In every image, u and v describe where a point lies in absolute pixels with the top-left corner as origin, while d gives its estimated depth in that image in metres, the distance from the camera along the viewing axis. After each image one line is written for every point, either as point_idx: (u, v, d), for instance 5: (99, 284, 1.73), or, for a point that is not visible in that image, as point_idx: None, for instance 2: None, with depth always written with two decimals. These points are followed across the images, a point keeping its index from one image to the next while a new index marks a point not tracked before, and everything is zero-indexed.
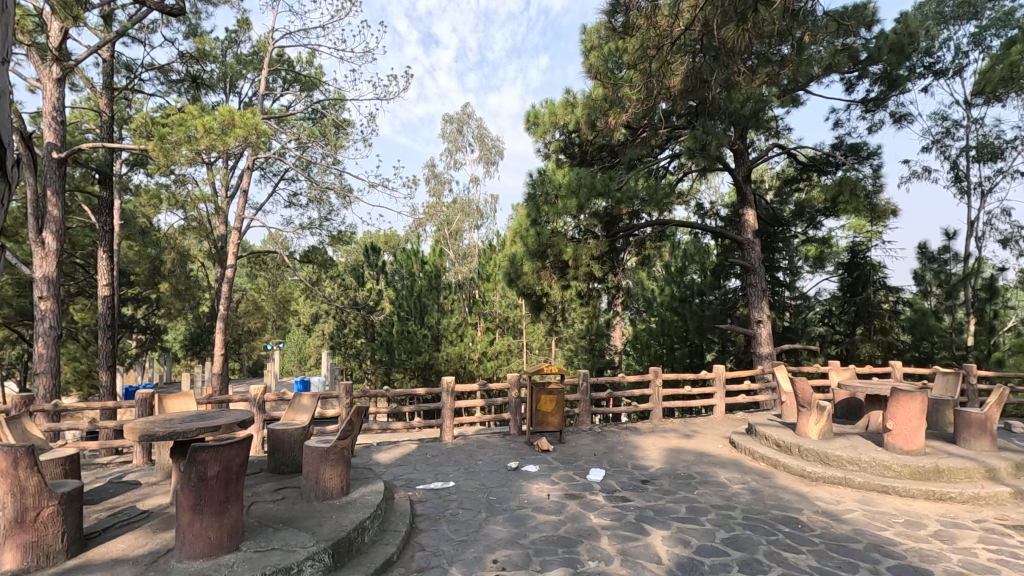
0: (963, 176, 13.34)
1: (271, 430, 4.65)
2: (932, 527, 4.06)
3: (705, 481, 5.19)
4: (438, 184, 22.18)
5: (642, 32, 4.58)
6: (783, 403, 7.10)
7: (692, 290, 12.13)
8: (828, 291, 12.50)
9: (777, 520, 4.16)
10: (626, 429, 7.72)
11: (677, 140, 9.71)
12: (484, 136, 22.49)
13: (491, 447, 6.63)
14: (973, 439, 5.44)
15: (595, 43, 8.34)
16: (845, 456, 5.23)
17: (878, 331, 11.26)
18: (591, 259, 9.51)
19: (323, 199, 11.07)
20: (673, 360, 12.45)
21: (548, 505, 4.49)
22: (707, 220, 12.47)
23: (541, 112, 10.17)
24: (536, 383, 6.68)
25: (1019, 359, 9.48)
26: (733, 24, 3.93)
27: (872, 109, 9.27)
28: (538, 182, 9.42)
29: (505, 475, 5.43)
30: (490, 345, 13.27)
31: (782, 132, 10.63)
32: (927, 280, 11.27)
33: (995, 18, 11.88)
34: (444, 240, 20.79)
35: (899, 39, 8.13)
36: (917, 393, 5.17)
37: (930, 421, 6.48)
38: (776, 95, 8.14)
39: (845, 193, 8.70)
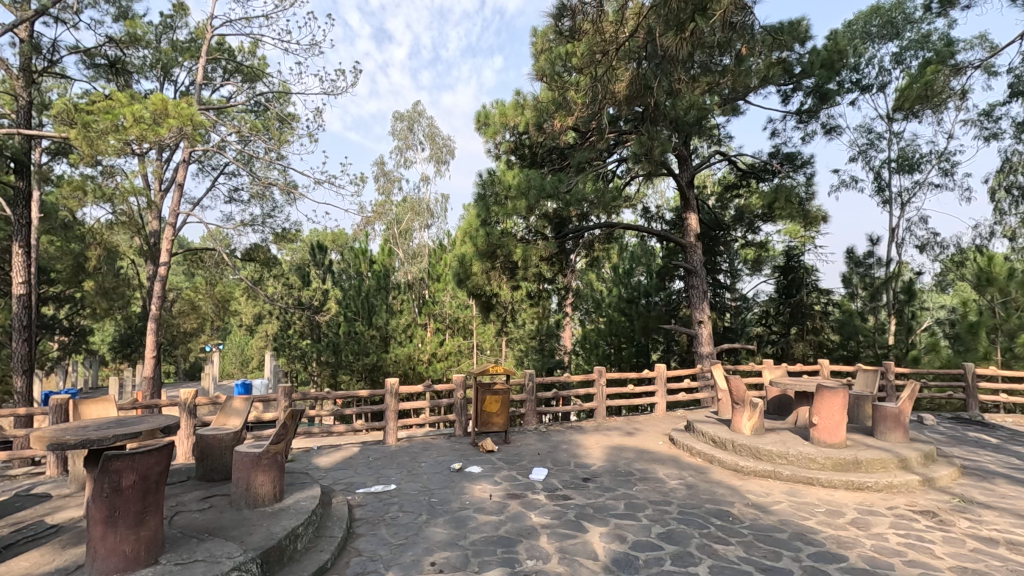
0: (885, 187, 14.30)
1: (199, 436, 4.42)
2: (850, 515, 4.32)
3: (644, 478, 5.32)
4: (388, 182, 21.86)
5: (589, 36, 4.63)
6: (720, 400, 7.37)
7: (638, 291, 12.50)
8: (765, 292, 13.12)
9: (710, 513, 4.32)
10: (571, 429, 7.79)
11: (624, 145, 9.95)
12: (436, 135, 22.32)
13: (435, 449, 6.56)
14: (889, 431, 5.82)
15: (543, 47, 8.36)
16: (775, 451, 5.48)
17: (810, 331, 11.96)
18: (541, 260, 9.59)
19: (266, 196, 10.59)
20: (620, 359, 12.78)
21: (490, 506, 4.49)
22: (653, 223, 12.82)
23: (491, 113, 10.19)
24: (481, 383, 6.65)
25: (931, 356, 10.26)
26: (673, 33, 4.04)
27: (805, 120, 9.79)
28: (488, 183, 9.47)
29: (448, 476, 5.39)
30: (440, 346, 13.14)
31: (724, 140, 11.09)
32: (853, 283, 12.06)
33: (913, 40, 12.79)
34: (393, 239, 20.48)
35: (829, 56, 8.59)
36: (840, 389, 5.48)
37: (852, 415, 6.88)
38: (717, 104, 8.44)
39: (781, 200, 9.18)
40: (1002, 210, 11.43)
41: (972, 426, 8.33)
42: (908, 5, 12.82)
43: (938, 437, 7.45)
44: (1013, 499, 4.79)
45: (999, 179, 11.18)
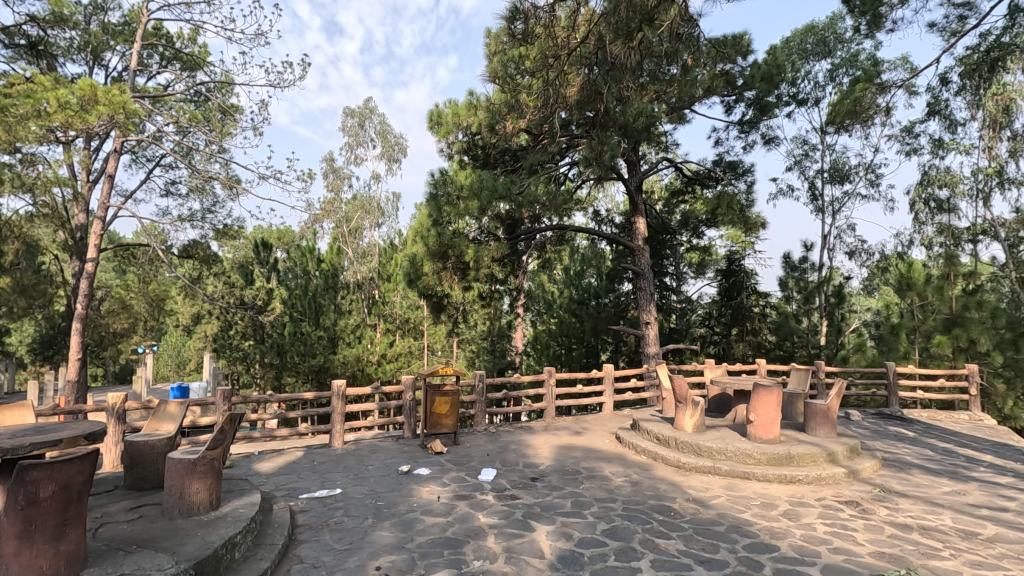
0: (818, 196, 15.12)
1: (129, 443, 4.15)
2: (782, 507, 4.55)
3: (591, 476, 5.42)
4: (337, 179, 21.36)
5: (541, 41, 4.65)
6: (664, 399, 7.59)
7: (589, 292, 12.74)
8: (709, 295, 13.62)
9: (653, 509, 4.45)
10: (520, 429, 7.86)
11: (575, 149, 10.09)
12: (388, 132, 21.98)
13: (383, 451, 6.45)
14: (818, 427, 6.17)
15: (497, 49, 8.39)
16: (714, 447, 5.70)
17: (750, 332, 12.53)
18: (492, 261, 9.59)
19: (206, 190, 10.10)
20: (571, 360, 12.97)
21: (438, 507, 4.46)
22: (603, 226, 13.07)
23: (444, 112, 10.13)
24: (430, 385, 6.60)
25: (858, 356, 10.94)
26: (621, 41, 4.16)
27: (747, 131, 10.24)
28: (440, 182, 9.40)
29: (396, 479, 5.31)
30: (390, 347, 12.96)
31: (670, 147, 11.44)
32: (789, 287, 12.70)
33: (844, 58, 13.61)
34: (342, 238, 20.00)
35: (769, 70, 9.01)
36: (774, 387, 5.77)
37: (785, 412, 7.25)
38: (665, 112, 8.69)
39: (723, 206, 9.57)
40: (920, 220, 12.33)
41: (893, 421, 8.93)
42: (839, 25, 13.62)
43: (863, 432, 7.95)
44: (926, 488, 5.17)
45: (919, 191, 12.01)
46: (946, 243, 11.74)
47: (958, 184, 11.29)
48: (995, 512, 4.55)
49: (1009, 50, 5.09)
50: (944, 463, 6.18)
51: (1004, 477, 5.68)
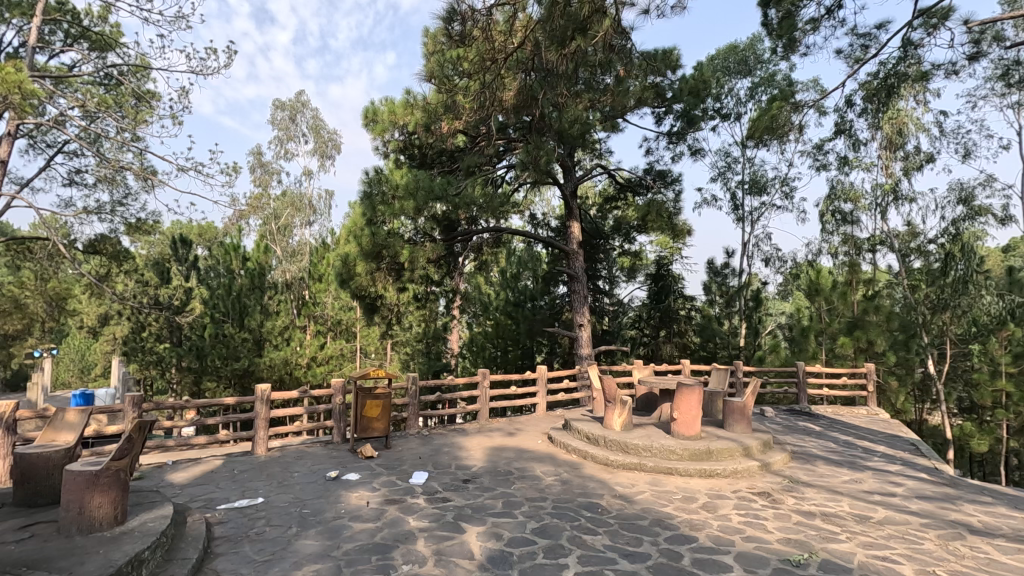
0: (739, 205, 16.03)
1: (18, 456, 3.78)
2: (702, 500, 4.80)
3: (522, 476, 5.48)
4: (266, 174, 20.43)
5: (478, 43, 4.66)
6: (594, 399, 7.79)
7: (525, 295, 12.89)
8: (639, 299, 14.10)
9: (581, 506, 4.57)
10: (454, 431, 7.82)
11: (512, 153, 10.19)
12: (321, 127, 21.28)
13: (310, 457, 6.22)
14: (736, 423, 6.54)
15: (435, 49, 8.32)
16: (641, 444, 5.92)
17: (677, 334, 13.14)
18: (428, 262, 9.49)
19: (117, 180, 9.33)
20: (506, 361, 13.17)
21: (367, 513, 4.36)
22: (539, 229, 13.27)
23: (380, 109, 9.94)
24: (361, 388, 6.46)
25: (773, 357, 11.72)
26: (555, 48, 4.26)
27: (675, 141, 10.72)
28: (375, 181, 9.18)
29: (323, 485, 5.14)
30: (320, 350, 12.71)
31: (604, 154, 11.76)
32: (713, 291, 13.44)
33: (762, 78, 14.53)
34: (270, 236, 19.16)
35: (696, 84, 9.48)
36: (696, 386, 6.07)
37: (706, 410, 7.64)
38: (599, 120, 8.92)
39: (653, 214, 9.98)
40: (828, 230, 13.34)
41: (801, 417, 9.63)
42: (759, 47, 14.52)
43: (775, 427, 8.52)
44: (829, 478, 5.61)
45: (827, 204, 13.00)
46: (849, 252, 12.79)
47: (859, 199, 12.33)
48: (885, 497, 5.02)
49: (902, 78, 5.63)
50: (844, 454, 6.73)
51: (895, 465, 6.26)
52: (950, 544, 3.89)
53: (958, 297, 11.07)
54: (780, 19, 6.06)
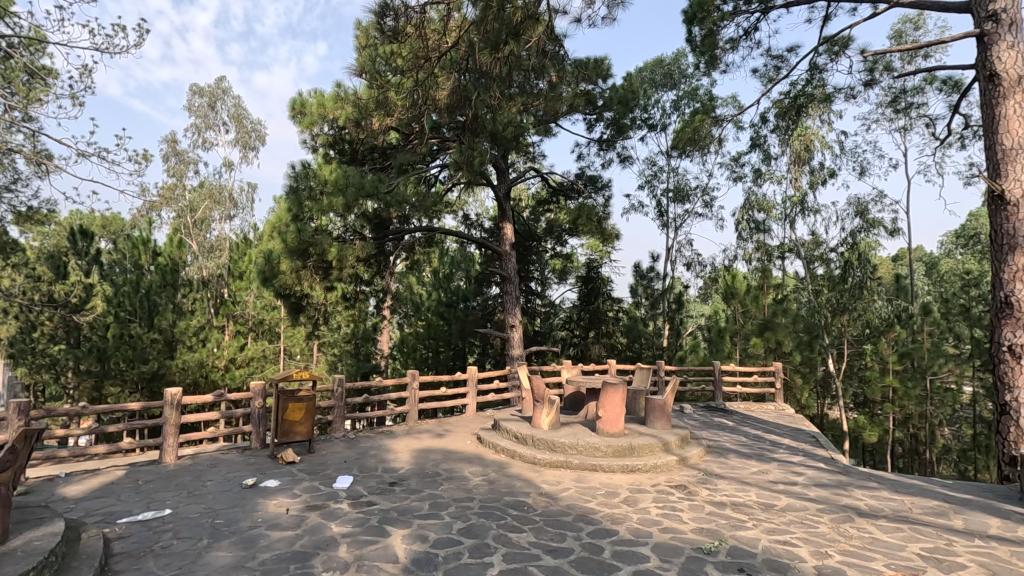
0: (664, 212, 16.76)
1: None
2: (623, 494, 4.99)
3: (450, 477, 5.47)
4: (181, 163, 19.15)
5: (412, 40, 4.62)
6: (523, 399, 7.89)
7: (457, 295, 12.84)
8: (569, 300, 14.41)
9: (508, 505, 4.62)
10: (381, 433, 7.67)
11: (445, 152, 10.14)
12: (243, 117, 20.20)
13: (225, 464, 5.89)
14: (656, 420, 6.84)
15: (367, 42, 8.12)
16: (567, 443, 6.06)
17: (605, 334, 13.53)
18: (358, 260, 9.24)
19: (3, 163, 8.40)
20: (437, 362, 13.08)
21: (286, 520, 4.19)
22: (472, 230, 13.27)
23: (308, 102, 9.58)
24: (282, 391, 6.17)
25: (692, 356, 12.37)
26: (488, 51, 4.28)
27: (605, 148, 11.06)
28: (302, 176, 8.77)
29: (238, 493, 4.88)
30: (240, 351, 12.23)
31: (537, 157, 11.93)
32: (639, 293, 13.99)
33: (686, 91, 15.29)
34: (185, 229, 17.99)
35: (625, 94, 9.83)
36: (619, 385, 6.29)
37: (630, 408, 7.94)
38: (532, 124, 9.03)
39: (583, 218, 10.25)
40: (743, 238, 14.20)
41: (717, 413, 10.20)
42: (683, 62, 15.26)
43: (693, 423, 8.98)
44: (739, 470, 5.99)
45: (743, 213, 13.85)
46: (761, 259, 13.68)
47: (771, 209, 13.24)
48: (787, 486, 5.43)
49: (810, 98, 6.15)
50: (754, 447, 7.21)
51: (797, 456, 6.79)
52: (841, 526, 4.27)
53: (855, 301, 12.12)
54: (702, 37, 6.49)
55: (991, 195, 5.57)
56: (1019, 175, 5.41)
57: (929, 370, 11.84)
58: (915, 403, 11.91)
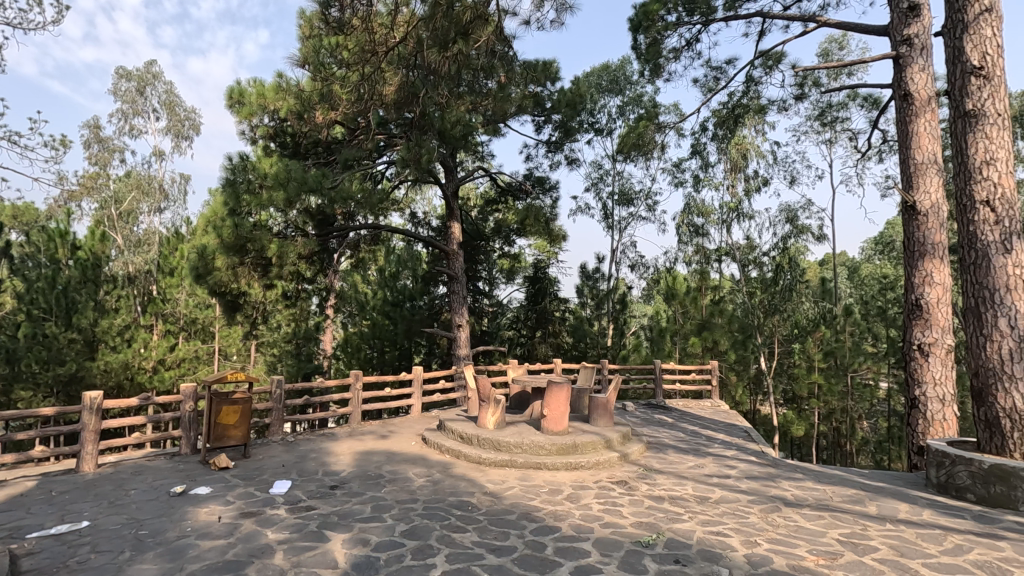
0: (609, 214, 17.14)
1: None
2: (566, 491, 5.08)
3: (393, 479, 5.38)
4: (105, 150, 17.93)
5: (358, 32, 4.53)
6: (469, 399, 7.87)
7: (403, 295, 12.64)
8: (517, 300, 14.50)
9: (452, 505, 4.61)
10: (322, 436, 7.45)
11: (393, 149, 9.99)
12: (176, 104, 19.12)
13: (151, 472, 5.55)
14: (599, 418, 6.99)
15: (311, 33, 7.88)
16: (512, 442, 6.10)
17: (551, 334, 13.69)
18: (299, 257, 8.94)
19: None
20: (382, 362, 12.91)
21: (218, 529, 4.01)
22: (419, 228, 13.12)
23: (247, 91, 9.18)
24: (216, 393, 5.89)
25: (635, 355, 12.72)
26: (436, 49, 4.25)
27: (553, 150, 11.20)
28: (240, 168, 8.35)
29: (165, 502, 4.61)
30: (170, 352, 11.67)
31: (486, 157, 11.94)
32: (585, 293, 14.26)
33: (631, 98, 15.71)
34: (108, 222, 16.83)
35: (573, 98, 9.99)
36: (564, 384, 6.39)
37: (574, 406, 8.08)
38: (481, 123, 9.01)
39: (531, 219, 10.34)
40: (683, 241, 14.72)
41: (657, 410, 10.54)
42: (628, 69, 15.68)
43: (635, 420, 9.24)
44: (677, 464, 6.22)
45: (684, 217, 14.36)
46: (700, 261, 14.23)
47: (710, 214, 13.80)
48: (721, 479, 5.69)
49: (746, 109, 6.50)
50: (691, 442, 7.51)
51: (730, 450, 7.12)
52: (769, 516, 4.52)
53: (784, 303, 12.84)
54: (647, 45, 6.70)
55: (904, 205, 6.03)
56: (929, 188, 5.88)
57: (850, 367, 12.69)
58: (837, 398, 12.74)
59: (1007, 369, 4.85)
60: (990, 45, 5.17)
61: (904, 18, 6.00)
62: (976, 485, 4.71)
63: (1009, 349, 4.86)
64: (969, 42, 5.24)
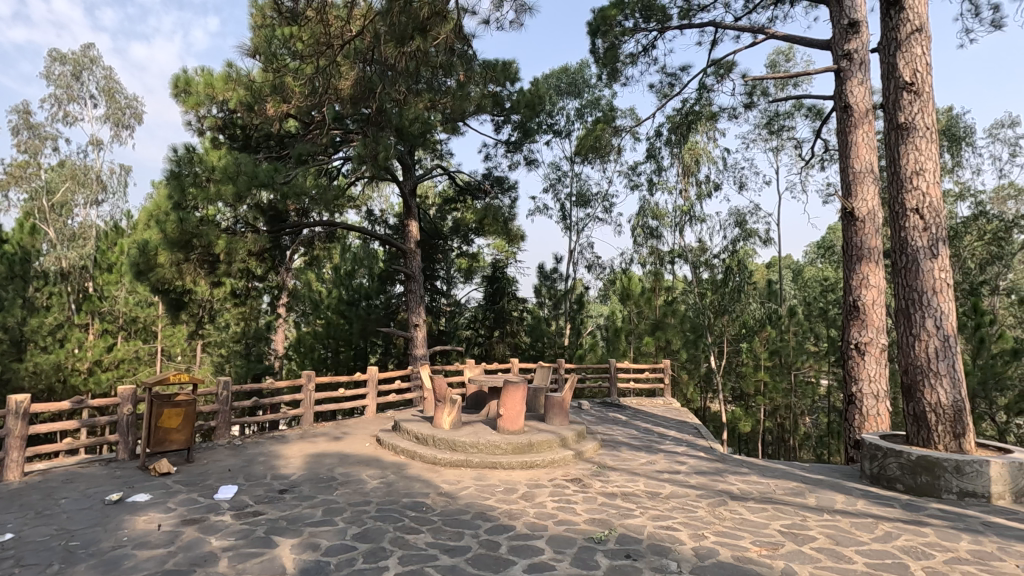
0: (567, 215, 17.33)
1: None
2: (521, 490, 5.10)
3: (346, 481, 5.27)
4: (36, 138, 16.82)
5: (313, 23, 4.42)
6: (425, 399, 7.80)
7: (358, 293, 12.39)
8: (475, 300, 14.46)
9: (406, 507, 4.55)
10: (272, 439, 7.22)
11: (349, 145, 9.78)
12: (115, 91, 18.10)
13: (84, 480, 5.23)
14: (555, 416, 7.06)
15: (263, 22, 7.62)
16: (467, 442, 6.07)
17: (509, 334, 13.73)
18: (249, 254, 8.62)
19: None
20: (337, 362, 12.63)
21: (157, 537, 3.82)
22: (376, 226, 12.90)
23: (194, 80, 8.77)
24: (156, 396, 5.60)
25: (591, 354, 12.92)
26: (393, 44, 4.19)
27: (512, 150, 11.23)
28: (185, 161, 7.77)
29: (99, 511, 4.36)
30: (108, 352, 11.11)
31: (445, 155, 11.85)
32: (542, 293, 14.37)
33: (589, 101, 15.93)
34: (39, 214, 15.77)
35: (532, 99, 10.02)
36: (520, 384, 6.42)
37: (530, 405, 8.13)
38: (440, 122, 8.94)
39: (489, 218, 10.34)
40: (638, 243, 15.03)
41: (612, 408, 10.73)
42: (586, 72, 15.89)
43: (590, 418, 9.38)
44: (630, 461, 6.35)
45: (640, 219, 14.67)
46: (654, 263, 14.57)
47: (664, 217, 14.13)
48: (671, 474, 5.85)
49: (699, 116, 6.70)
50: (643, 439, 7.68)
51: (681, 447, 7.32)
52: (716, 509, 4.67)
53: (734, 304, 13.31)
54: (605, 49, 6.81)
55: (844, 212, 6.35)
56: (866, 196, 6.22)
57: (794, 365, 13.29)
58: (781, 394, 13.30)
59: (933, 366, 5.18)
60: (921, 63, 5.51)
61: (845, 34, 6.30)
62: (905, 475, 5.01)
63: (935, 348, 5.20)
64: (902, 59, 5.57)
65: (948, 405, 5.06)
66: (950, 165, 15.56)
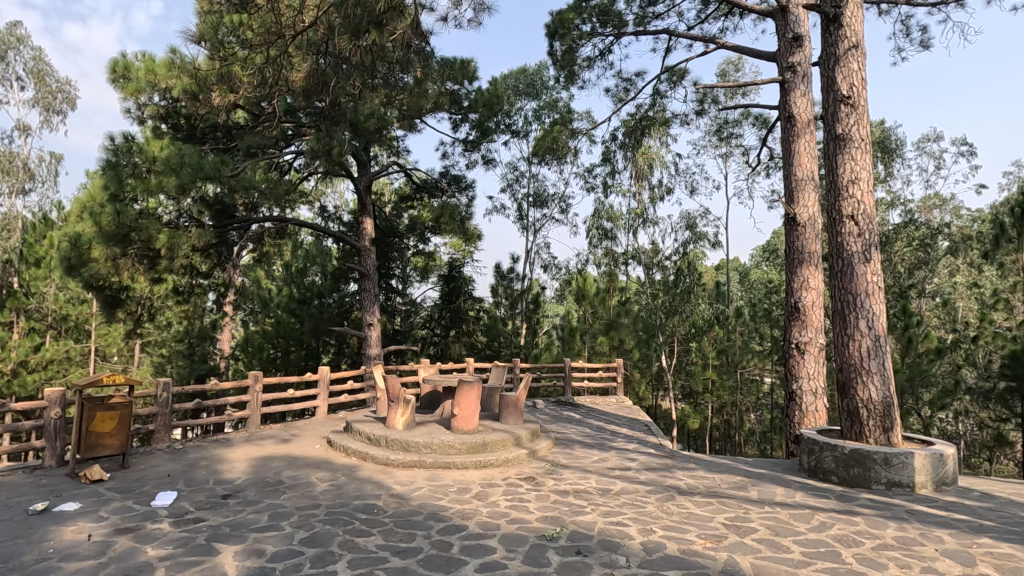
0: (524, 215, 17.42)
1: None
2: (474, 490, 5.09)
3: (294, 485, 5.13)
4: None
5: (262, 11, 4.32)
6: (378, 399, 7.68)
7: (310, 291, 12.06)
8: (431, 299, 14.33)
9: (356, 509, 4.47)
10: (216, 442, 6.94)
11: (301, 138, 9.51)
12: (45, 73, 16.94)
13: (5, 489, 4.88)
14: (510, 415, 7.09)
15: (210, 8, 7.30)
16: (420, 442, 6.01)
17: (465, 333, 13.69)
18: (193, 249, 8.25)
19: None
20: (287, 362, 12.25)
21: (87, 548, 3.61)
22: (329, 222, 12.60)
23: (134, 65, 8.30)
24: (89, 399, 5.28)
25: (546, 354, 13.03)
26: (348, 37, 4.11)
27: (470, 149, 11.20)
28: (122, 151, 7.41)
29: (21, 522, 4.07)
30: (35, 352, 10.39)
31: (401, 152, 11.70)
32: (499, 293, 14.39)
33: (546, 102, 16.07)
34: None
35: (490, 98, 10.01)
36: (475, 383, 6.40)
37: (485, 404, 8.12)
38: (396, 118, 8.83)
39: (446, 217, 10.27)
40: (593, 244, 15.28)
41: (566, 407, 10.87)
42: (544, 74, 16.02)
43: (544, 418, 9.45)
44: (582, 459, 6.44)
45: (596, 221, 14.91)
46: (609, 263, 14.85)
47: (618, 219, 14.41)
48: (622, 471, 5.97)
49: (652, 122, 6.89)
50: (596, 437, 7.81)
51: (632, 444, 7.48)
52: (665, 504, 4.80)
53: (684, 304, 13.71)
54: (562, 52, 6.90)
55: (787, 217, 6.64)
56: (807, 203, 6.53)
57: (739, 363, 13.81)
58: (728, 392, 13.80)
59: (865, 365, 5.49)
60: (857, 77, 5.82)
61: (790, 47, 6.59)
62: (839, 468, 5.29)
63: (867, 347, 5.52)
64: (840, 74, 5.87)
65: (878, 401, 5.38)
66: (883, 175, 16.54)
